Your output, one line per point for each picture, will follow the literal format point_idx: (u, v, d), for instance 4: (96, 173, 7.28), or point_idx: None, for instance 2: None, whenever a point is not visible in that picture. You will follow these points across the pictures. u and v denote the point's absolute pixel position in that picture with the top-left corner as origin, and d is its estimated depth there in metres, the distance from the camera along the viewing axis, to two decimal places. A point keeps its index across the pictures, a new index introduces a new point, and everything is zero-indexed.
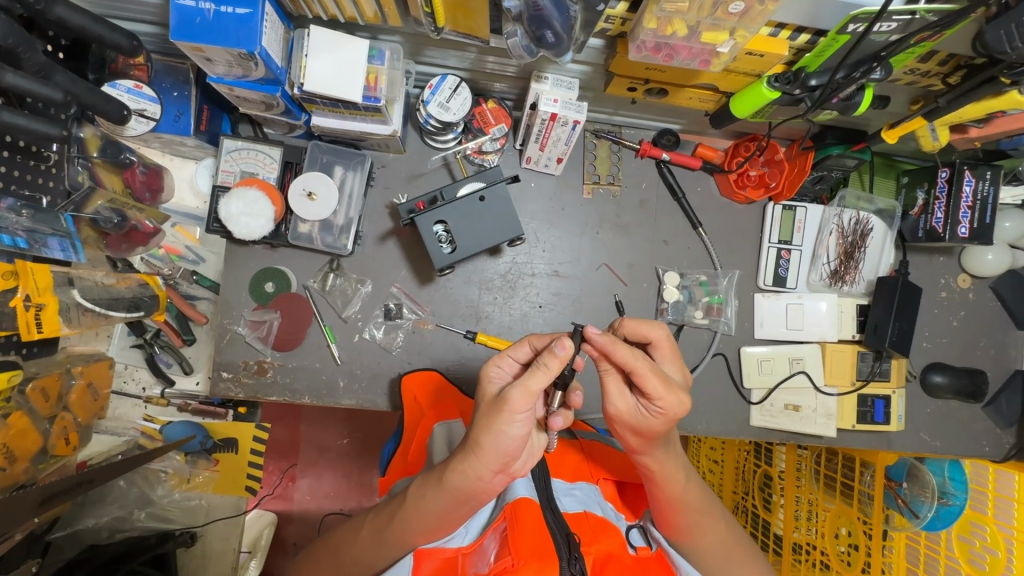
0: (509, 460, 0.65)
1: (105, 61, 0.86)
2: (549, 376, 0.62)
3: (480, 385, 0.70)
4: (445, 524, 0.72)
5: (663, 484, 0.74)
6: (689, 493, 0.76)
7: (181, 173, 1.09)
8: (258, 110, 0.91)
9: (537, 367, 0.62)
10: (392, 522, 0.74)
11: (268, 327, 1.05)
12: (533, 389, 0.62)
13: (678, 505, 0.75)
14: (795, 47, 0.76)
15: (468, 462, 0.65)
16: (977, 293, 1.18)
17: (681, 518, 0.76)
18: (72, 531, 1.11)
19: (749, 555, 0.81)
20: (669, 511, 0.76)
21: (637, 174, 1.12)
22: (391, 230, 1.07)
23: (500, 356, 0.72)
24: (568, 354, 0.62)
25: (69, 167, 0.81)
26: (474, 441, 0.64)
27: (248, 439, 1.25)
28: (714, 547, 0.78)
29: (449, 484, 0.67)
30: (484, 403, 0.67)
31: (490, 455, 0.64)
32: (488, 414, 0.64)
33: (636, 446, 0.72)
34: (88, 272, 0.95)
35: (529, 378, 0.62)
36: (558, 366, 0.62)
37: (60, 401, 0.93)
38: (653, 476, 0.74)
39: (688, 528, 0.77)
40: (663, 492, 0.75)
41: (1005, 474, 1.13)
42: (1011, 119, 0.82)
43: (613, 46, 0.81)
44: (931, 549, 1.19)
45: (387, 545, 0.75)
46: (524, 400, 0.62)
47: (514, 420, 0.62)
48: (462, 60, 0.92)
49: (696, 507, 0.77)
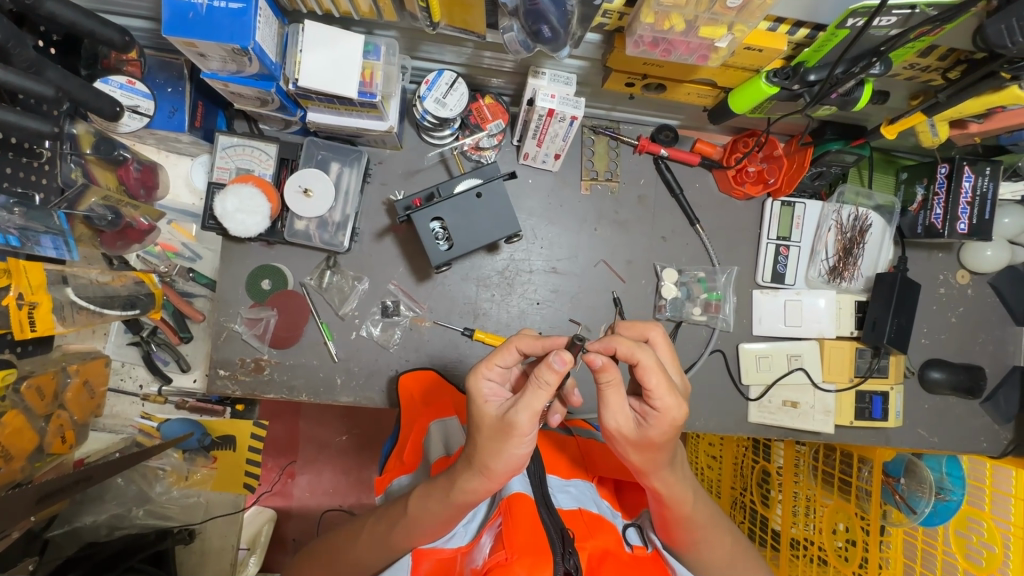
0: (518, 472, 0.66)
1: (97, 57, 0.83)
2: (551, 392, 0.61)
3: (471, 402, 0.67)
4: (442, 526, 0.71)
5: (672, 505, 0.71)
6: (695, 511, 0.74)
7: (176, 170, 1.10)
8: (253, 106, 0.90)
9: (536, 385, 0.61)
10: (399, 522, 0.74)
11: (265, 324, 1.04)
12: (538, 410, 0.61)
13: (685, 523, 0.74)
14: (794, 42, 0.75)
15: (474, 478, 0.66)
16: (975, 290, 1.18)
17: (688, 534, 0.75)
18: (71, 529, 1.08)
19: (750, 559, 0.82)
20: (677, 528, 0.74)
21: (635, 170, 1.11)
22: (388, 226, 1.07)
23: (488, 367, 0.68)
24: (566, 368, 0.60)
25: (62, 165, 0.81)
26: (483, 465, 0.64)
27: (245, 436, 1.29)
28: (719, 558, 0.78)
29: (455, 499, 0.68)
30: (483, 424, 0.65)
31: (498, 474, 0.64)
32: (492, 437, 0.63)
33: (641, 469, 0.68)
34: (83, 270, 0.93)
35: (532, 398, 0.61)
36: (556, 381, 0.60)
37: (55, 400, 0.92)
38: (662, 498, 0.71)
39: (694, 542, 0.76)
40: (671, 512, 0.72)
41: (1003, 469, 1.12)
42: (1012, 115, 0.81)
43: (610, 40, 0.81)
44: (928, 543, 1.20)
45: (387, 545, 0.75)
46: (531, 422, 0.61)
47: (521, 441, 0.62)
48: (458, 55, 0.92)
49: (702, 523, 0.75)
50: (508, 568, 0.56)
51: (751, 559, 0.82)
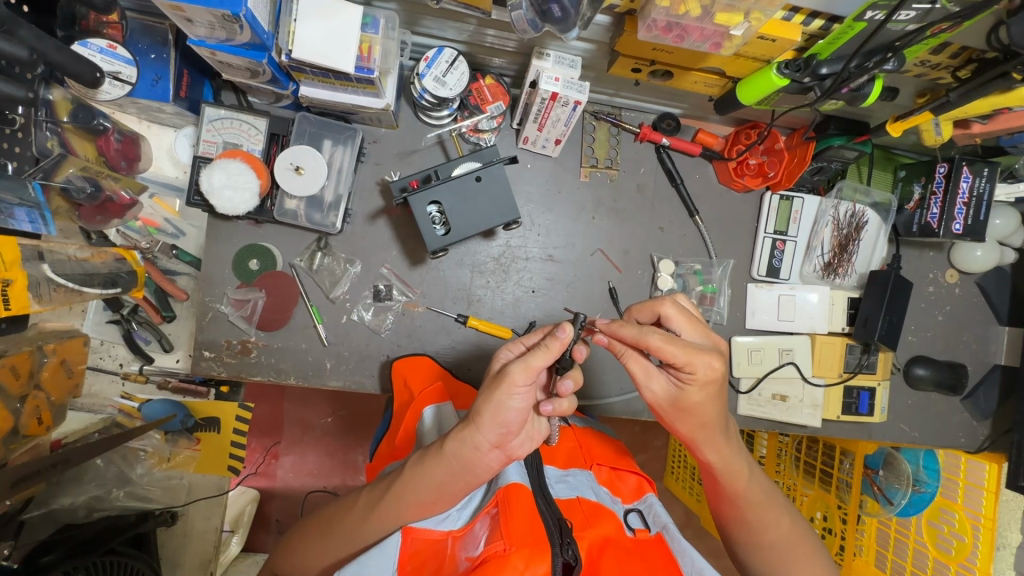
0: (507, 433, 0.65)
1: (76, 17, 0.79)
2: (550, 355, 0.64)
3: (488, 364, 0.72)
4: (438, 499, 0.70)
5: (723, 478, 0.79)
6: (748, 490, 0.79)
7: (159, 141, 1.06)
8: (243, 77, 0.86)
9: (538, 347, 0.64)
10: (388, 495, 0.72)
11: (253, 306, 1.01)
12: (533, 365, 0.63)
13: (733, 500, 0.80)
14: (807, 33, 0.74)
15: (466, 431, 0.66)
16: (963, 288, 1.19)
17: (739, 512, 0.81)
18: (47, 510, 1.03)
19: (812, 553, 0.81)
20: (729, 503, 0.81)
21: (636, 159, 1.10)
22: (383, 208, 1.04)
23: (511, 341, 0.73)
24: (569, 338, 0.65)
25: (38, 132, 0.76)
26: (473, 412, 0.65)
27: (229, 417, 1.19)
28: (775, 541, 0.80)
29: (449, 452, 0.67)
30: (486, 378, 0.68)
31: (488, 426, 0.64)
32: (490, 387, 0.65)
33: (690, 437, 0.76)
34: (60, 245, 0.89)
35: (529, 355, 0.63)
36: (558, 347, 0.64)
37: (32, 379, 0.88)
38: (714, 471, 0.79)
39: (741, 521, 0.81)
40: (723, 486, 0.80)
41: (976, 463, 1.16)
42: (1016, 116, 0.81)
43: (619, 23, 0.78)
44: (900, 532, 1.25)
45: (378, 516, 0.72)
46: (525, 375, 0.63)
47: (513, 393, 0.63)
48: (460, 32, 0.88)
49: (755, 504, 0.80)
50: (506, 560, 0.55)
51: (813, 555, 0.81)
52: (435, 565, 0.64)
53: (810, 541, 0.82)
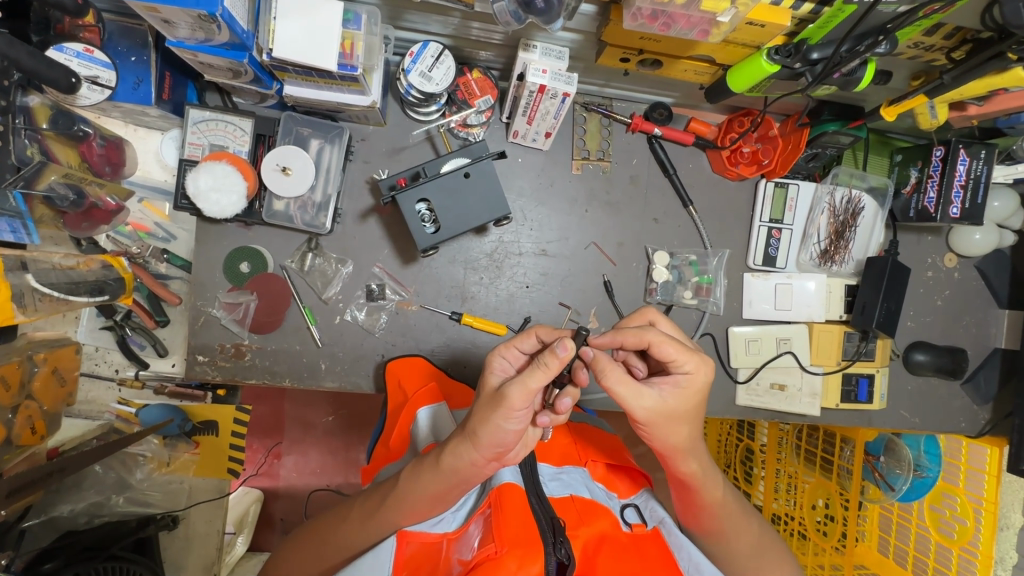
0: (504, 450, 0.65)
1: (50, 21, 0.80)
2: (549, 375, 0.61)
3: (482, 376, 0.69)
4: (434, 505, 0.70)
5: (701, 489, 0.75)
6: (725, 497, 0.78)
7: (145, 145, 1.04)
8: (225, 78, 0.85)
9: (536, 366, 0.61)
10: (383, 500, 0.72)
11: (245, 309, 1.01)
12: (531, 387, 0.60)
13: (711, 510, 0.77)
14: (798, 17, 0.71)
15: (462, 445, 0.66)
16: (962, 273, 1.18)
17: (714, 521, 0.78)
18: (47, 518, 1.02)
19: (780, 555, 0.82)
20: (707, 516, 0.78)
21: (627, 150, 1.08)
22: (372, 207, 1.03)
23: (507, 347, 0.70)
24: (569, 355, 0.60)
25: (16, 139, 0.76)
26: (470, 430, 0.64)
27: (228, 421, 1.19)
28: (746, 551, 0.80)
29: (446, 465, 0.67)
30: (482, 396, 0.66)
31: (485, 446, 0.64)
32: (487, 405, 0.64)
33: (674, 449, 0.71)
34: (45, 254, 0.87)
35: (528, 375, 0.61)
36: (557, 367, 0.60)
37: (22, 390, 0.89)
38: (691, 484, 0.75)
39: (717, 531, 0.79)
40: (698, 497, 0.76)
41: (978, 447, 1.16)
42: (1012, 97, 0.79)
43: (605, 12, 0.76)
44: (903, 517, 1.26)
45: (371, 522, 0.72)
46: (522, 397, 0.61)
47: (511, 417, 0.62)
48: (444, 26, 0.86)
49: (728, 512, 0.79)
50: (499, 563, 0.55)
51: (782, 560, 0.82)
52: (431, 567, 0.64)
53: (777, 547, 0.82)
